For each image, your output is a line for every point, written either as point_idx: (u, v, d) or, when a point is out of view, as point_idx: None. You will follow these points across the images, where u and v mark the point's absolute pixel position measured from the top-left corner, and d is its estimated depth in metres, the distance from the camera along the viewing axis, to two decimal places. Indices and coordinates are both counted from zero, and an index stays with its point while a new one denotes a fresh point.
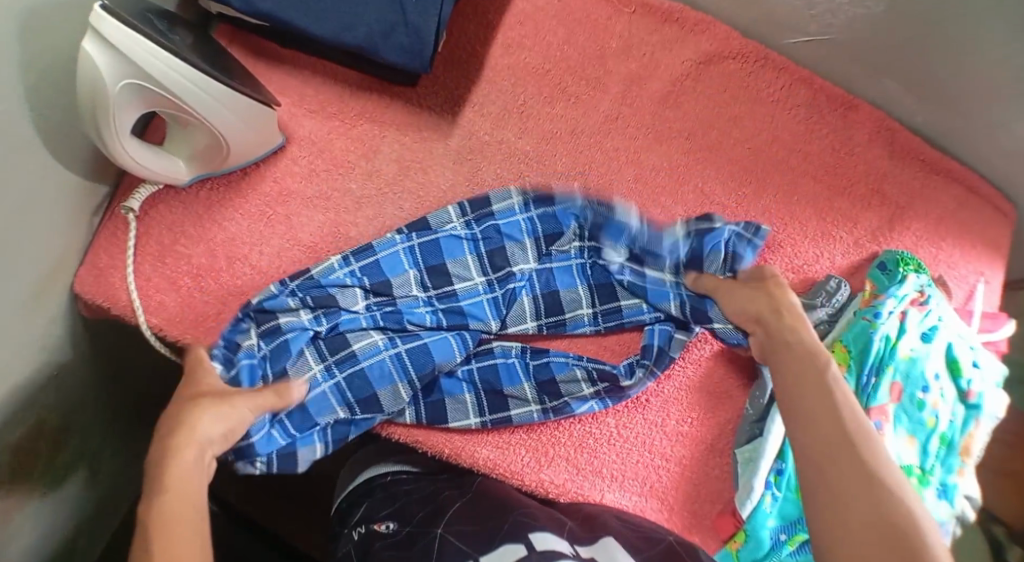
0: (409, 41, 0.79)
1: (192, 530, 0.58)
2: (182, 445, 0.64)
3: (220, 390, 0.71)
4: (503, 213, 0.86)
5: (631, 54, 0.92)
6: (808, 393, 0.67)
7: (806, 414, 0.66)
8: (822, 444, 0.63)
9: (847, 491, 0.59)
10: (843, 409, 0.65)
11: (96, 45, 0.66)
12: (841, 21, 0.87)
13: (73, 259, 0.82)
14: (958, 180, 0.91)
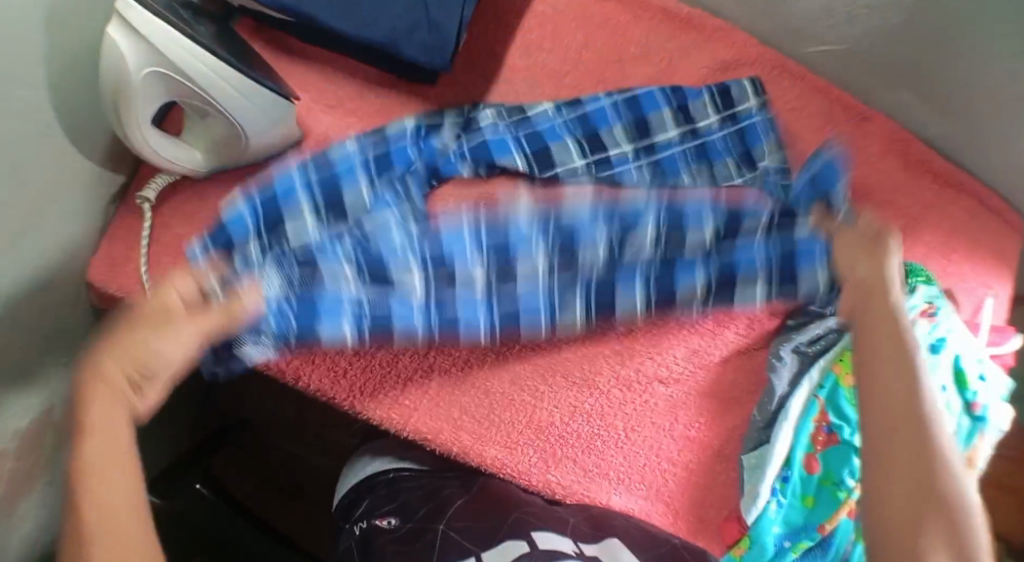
0: (431, 39, 0.80)
1: (123, 473, 0.59)
2: (105, 365, 0.62)
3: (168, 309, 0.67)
4: (581, 222, 0.81)
5: (649, 59, 0.92)
6: (888, 363, 0.68)
7: (885, 388, 0.67)
8: (892, 410, 0.65)
9: (900, 458, 0.63)
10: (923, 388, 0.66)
11: (127, 36, 0.68)
12: (857, 31, 0.88)
13: (87, 247, 0.82)
14: (970, 194, 0.91)
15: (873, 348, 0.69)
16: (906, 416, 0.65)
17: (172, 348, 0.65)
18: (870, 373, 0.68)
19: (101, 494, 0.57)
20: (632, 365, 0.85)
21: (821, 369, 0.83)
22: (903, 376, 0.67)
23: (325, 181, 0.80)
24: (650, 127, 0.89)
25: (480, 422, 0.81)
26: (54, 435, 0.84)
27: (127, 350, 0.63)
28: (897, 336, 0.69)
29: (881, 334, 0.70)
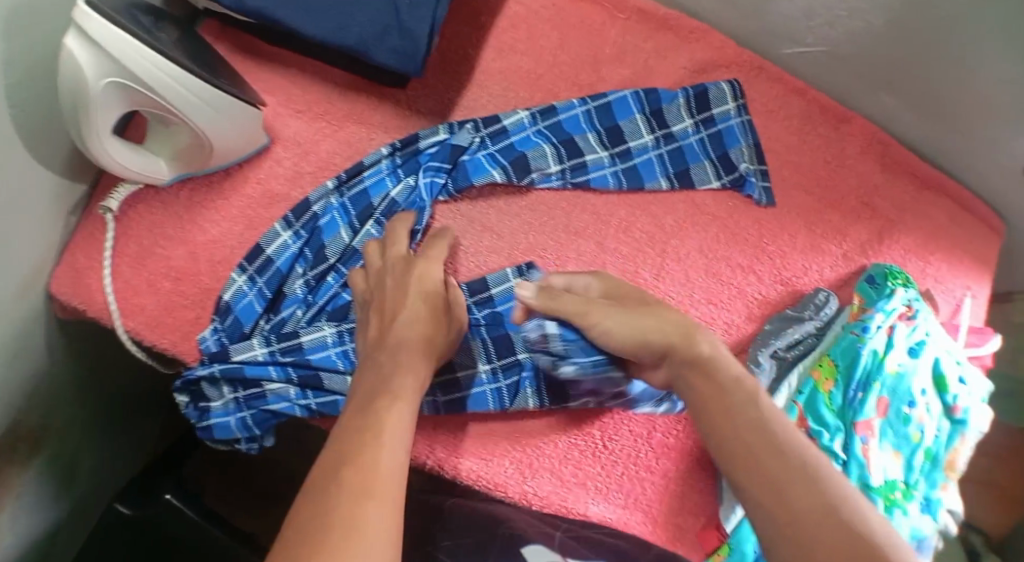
0: (402, 44, 0.77)
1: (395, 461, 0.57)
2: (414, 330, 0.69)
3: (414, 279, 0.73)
4: (503, 296, 0.83)
5: (625, 60, 0.90)
6: (735, 409, 0.64)
7: (735, 432, 0.62)
8: (756, 454, 0.61)
9: (791, 493, 0.57)
10: (771, 422, 0.62)
11: (96, 53, 0.65)
12: (836, 32, 0.86)
13: (50, 259, 0.80)
14: (948, 195, 0.90)
15: (720, 397, 0.65)
16: (797, 465, 0.59)
17: (428, 320, 0.70)
18: (731, 442, 0.62)
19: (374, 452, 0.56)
20: None
21: (800, 374, 0.84)
22: (748, 414, 0.63)
23: (312, 238, 0.81)
24: (625, 133, 0.88)
25: (458, 447, 0.80)
26: (24, 450, 0.82)
27: (419, 339, 0.68)
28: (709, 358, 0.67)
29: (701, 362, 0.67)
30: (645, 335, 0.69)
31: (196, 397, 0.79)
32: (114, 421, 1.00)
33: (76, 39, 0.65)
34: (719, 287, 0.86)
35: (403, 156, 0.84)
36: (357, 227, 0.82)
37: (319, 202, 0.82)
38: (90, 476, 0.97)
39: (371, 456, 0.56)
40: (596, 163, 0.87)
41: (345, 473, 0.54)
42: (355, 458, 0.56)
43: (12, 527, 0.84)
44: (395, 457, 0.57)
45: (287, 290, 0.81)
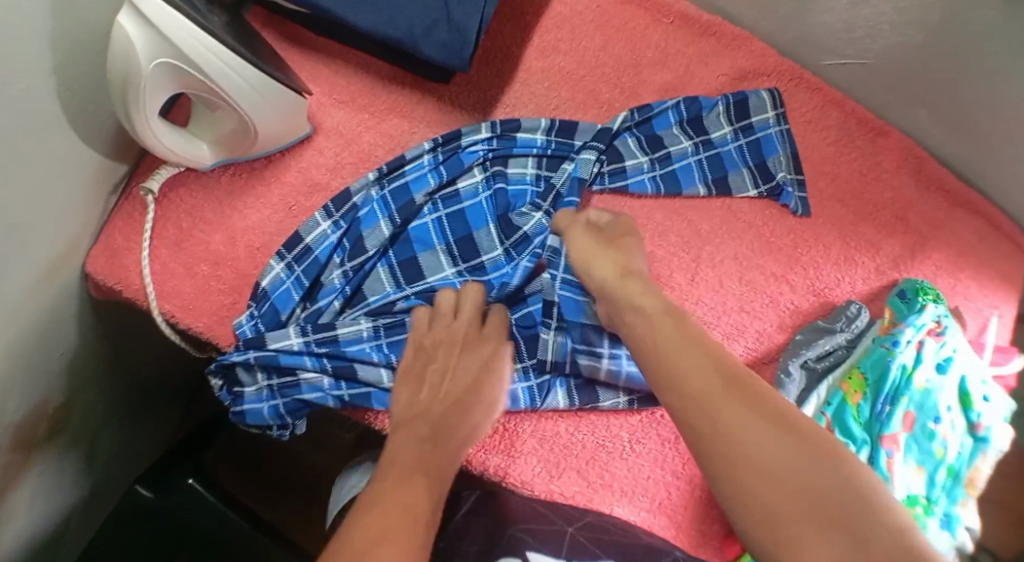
0: (450, 39, 0.77)
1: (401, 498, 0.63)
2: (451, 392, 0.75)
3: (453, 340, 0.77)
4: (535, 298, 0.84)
5: (666, 65, 0.91)
6: (684, 356, 0.68)
7: (687, 377, 0.67)
8: (711, 398, 0.65)
9: (751, 439, 0.62)
10: (721, 365, 0.67)
11: (154, 37, 0.65)
12: (879, 46, 0.87)
13: (86, 238, 0.80)
14: (980, 214, 0.91)
15: (671, 350, 0.69)
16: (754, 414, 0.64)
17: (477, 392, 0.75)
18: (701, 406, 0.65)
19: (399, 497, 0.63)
20: None
21: (829, 386, 0.84)
22: (702, 361, 0.67)
23: (351, 228, 0.82)
24: (665, 141, 0.88)
25: (488, 445, 0.81)
26: (51, 426, 0.83)
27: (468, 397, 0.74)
28: (697, 351, 0.68)
29: (685, 356, 0.68)
30: (590, 265, 0.78)
31: (229, 381, 0.79)
32: (136, 401, 1.00)
33: (133, 21, 0.65)
34: (753, 295, 0.86)
35: (445, 152, 0.84)
36: (397, 222, 0.82)
37: (359, 193, 0.82)
38: (111, 455, 0.97)
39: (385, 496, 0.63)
40: (635, 169, 0.87)
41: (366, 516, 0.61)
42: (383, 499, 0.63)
43: (36, 501, 0.84)
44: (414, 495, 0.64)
45: (325, 280, 0.81)
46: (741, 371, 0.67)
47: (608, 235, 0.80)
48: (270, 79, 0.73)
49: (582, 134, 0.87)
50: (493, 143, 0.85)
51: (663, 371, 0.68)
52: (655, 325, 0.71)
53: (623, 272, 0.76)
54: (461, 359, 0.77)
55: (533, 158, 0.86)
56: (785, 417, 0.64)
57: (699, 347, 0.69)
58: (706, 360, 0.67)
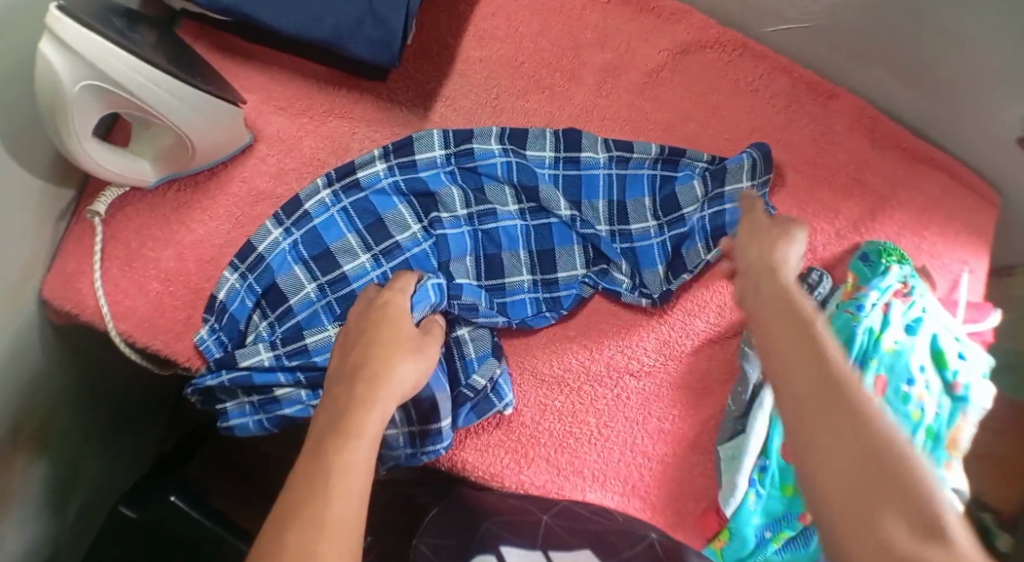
0: (378, 35, 0.77)
1: (336, 474, 0.55)
2: (373, 391, 0.63)
3: (390, 337, 0.68)
4: (513, 288, 0.84)
5: (606, 44, 0.90)
6: (803, 356, 0.54)
7: (796, 377, 0.53)
8: (809, 403, 0.52)
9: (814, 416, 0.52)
10: (839, 370, 0.53)
11: (85, 65, 0.66)
12: (818, 7, 0.86)
13: (40, 266, 0.80)
14: (940, 167, 0.89)
15: (782, 354, 0.55)
16: (847, 415, 0.51)
17: (407, 381, 0.66)
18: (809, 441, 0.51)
19: (340, 464, 0.56)
20: (602, 358, 0.84)
21: None
22: (814, 358, 0.54)
23: (305, 233, 0.81)
24: (680, 199, 0.85)
25: (458, 441, 0.81)
26: (28, 454, 0.83)
27: (381, 376, 0.64)
28: (812, 348, 0.55)
29: (794, 362, 0.54)
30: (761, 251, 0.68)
31: (209, 400, 0.80)
32: (113, 423, 1.00)
33: (57, 49, 0.65)
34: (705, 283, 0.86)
35: (397, 159, 0.83)
36: (371, 244, 0.82)
37: (311, 200, 0.82)
38: (92, 481, 0.97)
39: (313, 481, 0.54)
40: (592, 160, 0.85)
41: (317, 466, 0.55)
42: (330, 480, 0.54)
43: (18, 529, 0.84)
44: (356, 467, 0.56)
45: (298, 298, 0.80)
46: (851, 381, 0.53)
47: (755, 234, 0.70)
48: (206, 94, 0.74)
49: (535, 142, 0.86)
50: (450, 160, 0.84)
51: (772, 359, 0.56)
52: (759, 299, 0.61)
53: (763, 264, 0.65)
54: (375, 353, 0.66)
55: (509, 184, 0.85)
56: (883, 438, 0.50)
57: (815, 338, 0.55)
58: (817, 366, 0.53)
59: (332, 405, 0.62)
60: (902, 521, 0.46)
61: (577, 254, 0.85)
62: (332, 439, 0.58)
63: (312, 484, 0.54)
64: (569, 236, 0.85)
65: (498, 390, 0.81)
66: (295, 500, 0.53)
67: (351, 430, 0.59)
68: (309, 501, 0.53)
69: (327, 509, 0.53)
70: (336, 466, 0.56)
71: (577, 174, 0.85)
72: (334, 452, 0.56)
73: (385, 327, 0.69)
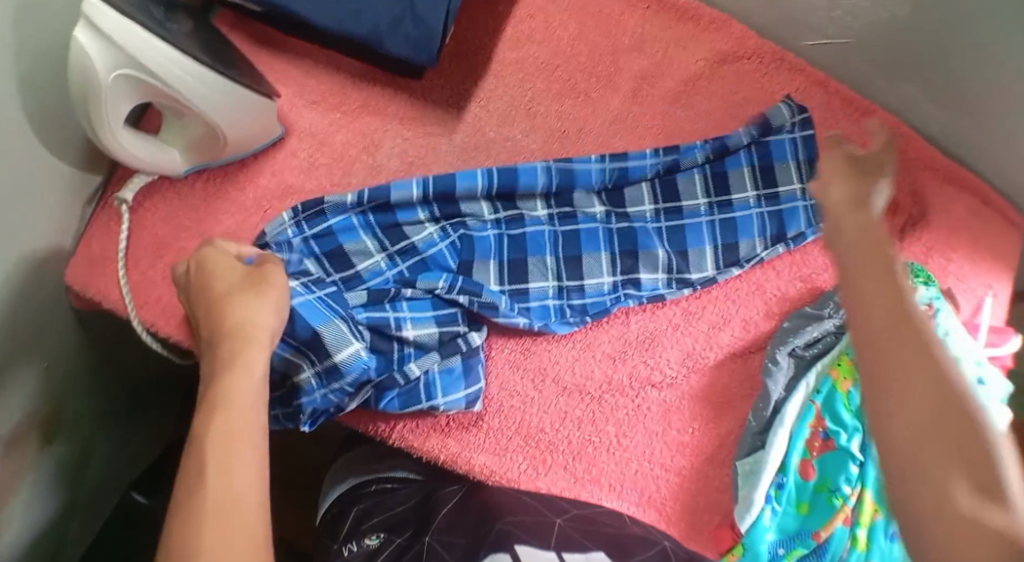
0: (416, 34, 0.76)
1: (212, 466, 0.53)
2: (233, 356, 0.60)
3: (229, 290, 0.66)
4: (536, 293, 0.83)
5: (644, 51, 0.89)
6: (874, 282, 0.52)
7: (862, 301, 0.52)
8: (879, 332, 0.50)
9: (874, 343, 0.50)
10: (911, 301, 0.51)
11: (118, 54, 0.64)
12: (859, 24, 0.85)
13: (64, 250, 0.80)
14: (971, 191, 0.89)
15: (857, 291, 0.52)
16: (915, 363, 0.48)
17: (264, 323, 0.64)
18: (883, 374, 0.49)
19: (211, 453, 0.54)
20: (624, 368, 0.84)
21: (818, 373, 0.81)
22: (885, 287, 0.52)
23: (320, 231, 0.80)
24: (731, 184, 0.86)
25: (467, 426, 0.81)
26: (43, 435, 0.82)
27: (235, 334, 0.62)
28: (892, 291, 0.51)
29: (871, 298, 0.51)
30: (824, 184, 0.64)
31: None
32: (127, 405, 1.00)
33: (91, 37, 0.63)
34: (730, 308, 0.85)
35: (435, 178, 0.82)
36: (386, 244, 0.82)
37: (334, 208, 0.80)
38: (105, 462, 0.97)
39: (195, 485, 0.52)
40: (637, 167, 0.86)
41: (188, 464, 0.53)
42: (206, 470, 0.53)
43: (31, 509, 0.83)
44: (242, 459, 0.54)
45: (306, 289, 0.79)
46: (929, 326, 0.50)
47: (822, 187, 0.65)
48: (239, 85, 0.73)
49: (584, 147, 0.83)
50: (488, 174, 0.83)
51: (848, 299, 0.53)
52: (847, 239, 0.56)
53: (855, 201, 0.60)
54: (221, 311, 0.64)
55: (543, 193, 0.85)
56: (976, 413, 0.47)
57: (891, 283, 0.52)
58: (890, 301, 0.51)
59: (203, 376, 0.61)
60: (963, 473, 0.45)
61: (606, 262, 0.84)
62: (201, 416, 0.56)
63: (189, 491, 0.52)
64: (598, 244, 0.84)
65: (430, 387, 0.79)
66: (177, 507, 0.52)
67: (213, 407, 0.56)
68: (193, 497, 0.51)
69: (212, 499, 0.51)
70: (210, 456, 0.53)
71: (624, 166, 0.85)
72: (204, 431, 0.55)
73: (219, 292, 0.66)
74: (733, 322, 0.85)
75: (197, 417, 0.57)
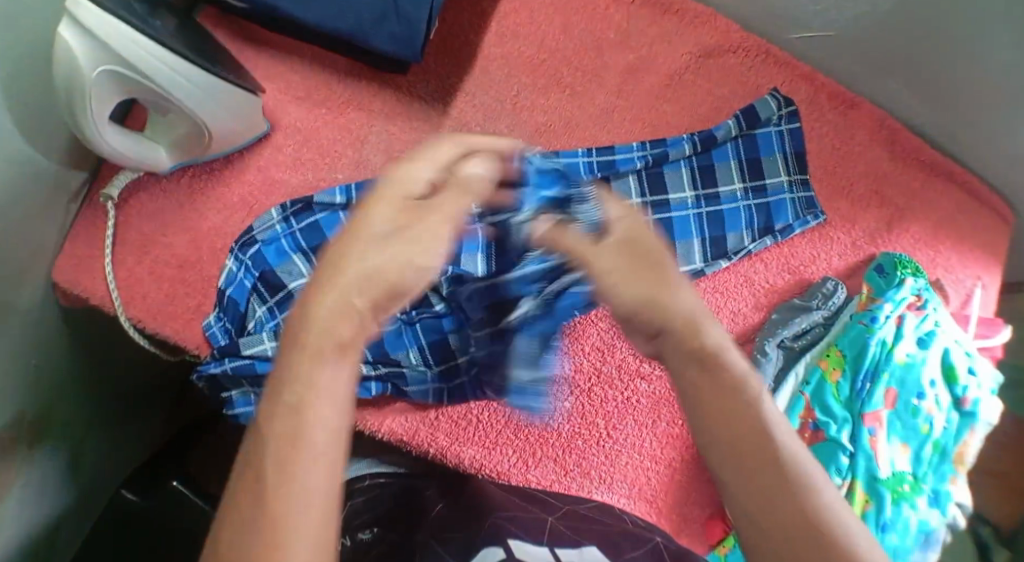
0: (400, 29, 0.77)
1: (286, 459, 0.41)
2: (331, 292, 0.45)
3: (397, 205, 0.48)
4: None
5: (629, 45, 0.89)
6: (709, 385, 0.46)
7: (714, 412, 0.46)
8: (738, 457, 0.45)
9: (744, 451, 0.45)
10: (757, 404, 0.46)
11: (102, 51, 0.65)
12: (844, 17, 0.85)
13: (51, 249, 0.80)
14: (958, 182, 0.89)
15: (692, 393, 0.47)
16: (770, 486, 0.44)
17: (352, 300, 0.45)
18: (745, 497, 0.44)
19: (314, 453, 0.42)
20: (612, 361, 0.84)
21: (807, 364, 0.83)
22: (724, 394, 0.46)
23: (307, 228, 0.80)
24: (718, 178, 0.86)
25: (456, 420, 0.81)
26: (32, 435, 0.82)
27: (331, 264, 0.46)
28: (735, 400, 0.46)
29: (722, 411, 0.46)
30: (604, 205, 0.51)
31: (212, 387, 0.77)
32: (117, 407, 1.00)
33: (75, 34, 0.64)
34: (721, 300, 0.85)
35: None
36: None
37: (322, 206, 0.81)
38: (95, 464, 0.97)
39: (273, 473, 0.41)
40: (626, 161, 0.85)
41: (265, 451, 0.41)
42: (267, 465, 0.41)
43: (21, 511, 0.83)
44: (322, 441, 0.42)
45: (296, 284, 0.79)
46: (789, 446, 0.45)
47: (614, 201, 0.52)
48: (224, 81, 0.73)
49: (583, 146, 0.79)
50: None
51: (685, 398, 0.47)
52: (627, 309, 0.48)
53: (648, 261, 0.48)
54: (391, 226, 0.47)
55: None
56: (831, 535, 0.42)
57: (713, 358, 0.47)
58: (737, 410, 0.45)
59: (297, 300, 0.46)
60: None
61: None
62: (273, 395, 0.43)
63: (239, 481, 0.41)
64: None
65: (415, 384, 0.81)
66: (234, 502, 0.41)
67: (317, 392, 0.43)
68: (264, 500, 0.40)
69: (289, 498, 0.40)
70: (287, 442, 0.42)
71: (612, 160, 0.85)
72: (275, 414, 0.42)
73: (383, 199, 0.49)
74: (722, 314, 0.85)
75: (268, 391, 0.43)
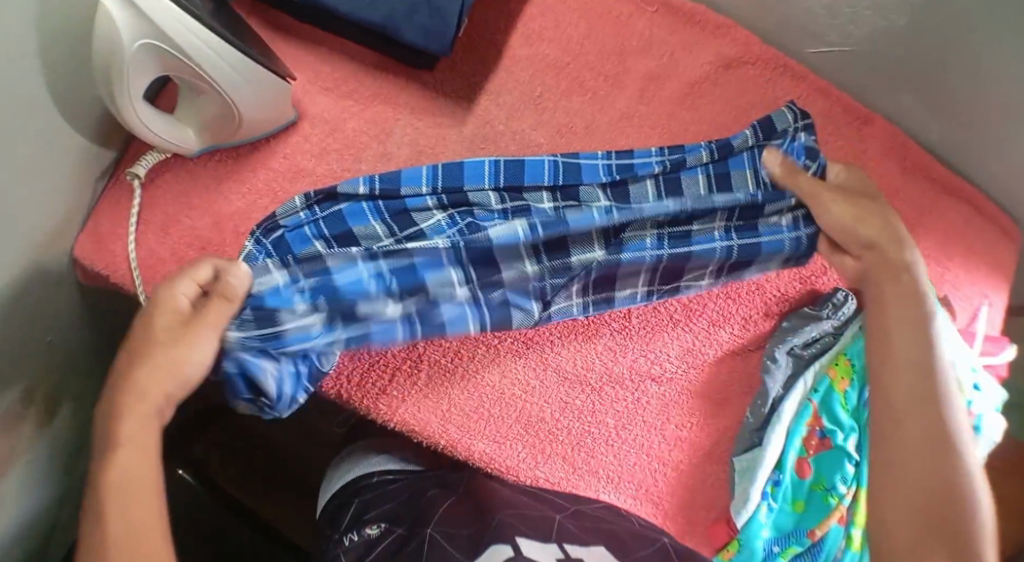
0: (431, 23, 0.78)
1: (105, 499, 0.63)
2: (119, 385, 0.67)
3: (164, 311, 0.68)
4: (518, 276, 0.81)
5: (651, 53, 0.91)
6: (904, 333, 0.73)
7: (902, 356, 0.72)
8: (919, 389, 0.70)
9: (911, 392, 0.70)
10: (932, 362, 0.71)
11: (144, 25, 0.66)
12: (862, 32, 0.87)
13: (74, 225, 0.81)
14: (967, 200, 0.91)
15: (887, 332, 0.74)
16: (932, 407, 0.69)
17: None
18: (891, 402, 0.71)
19: (126, 474, 0.64)
20: (623, 361, 0.84)
21: (815, 372, 0.82)
22: (912, 343, 0.72)
23: (328, 216, 0.81)
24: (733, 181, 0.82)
25: (467, 414, 0.81)
26: (42, 411, 0.82)
27: None
28: (925, 350, 0.72)
29: (906, 347, 0.72)
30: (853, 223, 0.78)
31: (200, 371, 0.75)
32: None
33: (117, 7, 0.65)
34: (732, 306, 0.86)
35: (445, 165, 0.83)
36: (394, 230, 0.81)
37: (347, 196, 0.81)
38: None
39: (104, 497, 0.63)
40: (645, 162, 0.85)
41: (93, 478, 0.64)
42: (107, 492, 0.63)
43: (25, 488, 0.83)
44: (126, 477, 0.63)
45: None
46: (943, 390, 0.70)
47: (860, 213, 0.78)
48: (258, 64, 0.74)
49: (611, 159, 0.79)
50: (499, 164, 0.83)
51: (876, 321, 0.75)
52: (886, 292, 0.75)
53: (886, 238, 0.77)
54: (135, 349, 0.67)
55: (550, 187, 0.83)
56: (948, 475, 0.66)
57: (926, 341, 0.72)
58: (919, 356, 0.71)
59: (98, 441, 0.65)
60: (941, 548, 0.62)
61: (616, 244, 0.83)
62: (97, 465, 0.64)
63: (103, 502, 0.63)
64: None
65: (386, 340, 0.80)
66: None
67: (127, 413, 0.66)
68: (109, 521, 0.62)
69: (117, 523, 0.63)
70: (113, 488, 0.63)
71: (630, 163, 0.85)
72: (102, 470, 0.64)
73: (157, 303, 0.69)
74: (733, 320, 0.86)
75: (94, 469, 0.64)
